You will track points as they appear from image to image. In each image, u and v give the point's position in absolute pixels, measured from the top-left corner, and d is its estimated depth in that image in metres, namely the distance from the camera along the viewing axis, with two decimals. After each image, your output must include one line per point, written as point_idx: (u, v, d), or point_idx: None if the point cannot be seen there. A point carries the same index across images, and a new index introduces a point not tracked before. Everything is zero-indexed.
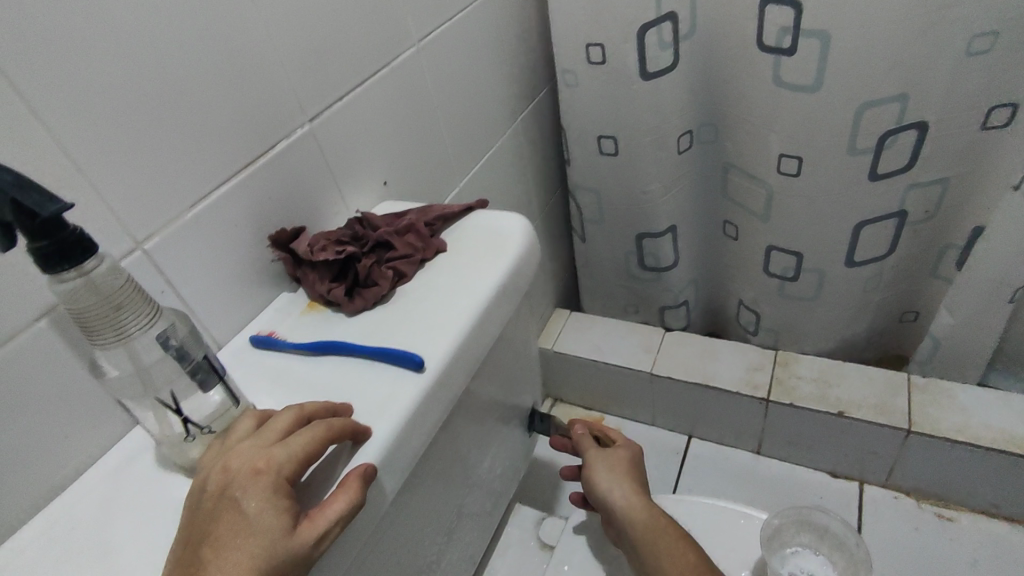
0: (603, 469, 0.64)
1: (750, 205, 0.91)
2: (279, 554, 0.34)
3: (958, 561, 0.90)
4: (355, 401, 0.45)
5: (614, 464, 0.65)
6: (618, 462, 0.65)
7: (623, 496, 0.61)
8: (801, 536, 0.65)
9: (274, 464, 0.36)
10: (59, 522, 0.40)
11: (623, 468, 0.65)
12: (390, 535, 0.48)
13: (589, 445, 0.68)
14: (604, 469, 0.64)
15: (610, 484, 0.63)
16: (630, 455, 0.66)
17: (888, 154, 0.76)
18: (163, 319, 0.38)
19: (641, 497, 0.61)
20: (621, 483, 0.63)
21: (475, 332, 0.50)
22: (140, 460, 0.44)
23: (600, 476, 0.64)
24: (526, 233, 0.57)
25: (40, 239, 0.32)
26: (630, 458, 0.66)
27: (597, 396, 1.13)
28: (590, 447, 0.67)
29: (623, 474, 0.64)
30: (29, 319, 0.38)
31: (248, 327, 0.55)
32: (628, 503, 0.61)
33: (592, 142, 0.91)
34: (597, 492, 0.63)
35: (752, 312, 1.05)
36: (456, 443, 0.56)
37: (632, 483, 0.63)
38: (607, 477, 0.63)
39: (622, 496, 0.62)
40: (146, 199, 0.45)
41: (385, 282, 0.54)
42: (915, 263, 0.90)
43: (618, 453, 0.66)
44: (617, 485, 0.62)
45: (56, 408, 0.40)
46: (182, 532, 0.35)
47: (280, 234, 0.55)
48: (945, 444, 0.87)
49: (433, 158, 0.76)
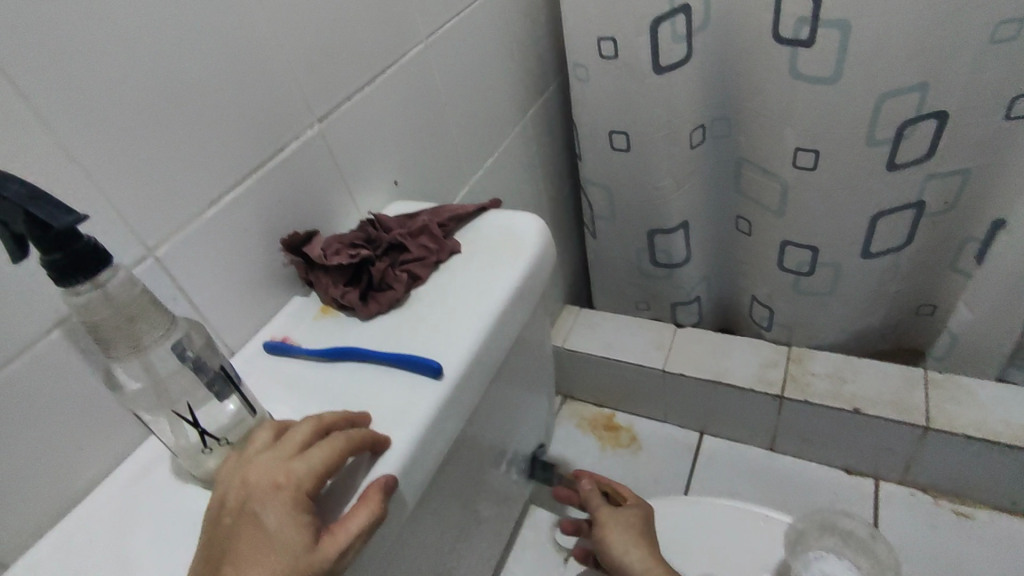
0: (616, 530, 0.61)
1: (764, 200, 0.90)
2: (301, 572, 0.33)
3: (976, 558, 0.89)
4: (373, 409, 0.44)
5: (626, 525, 0.61)
6: (632, 522, 0.61)
7: (639, 559, 0.57)
8: (825, 540, 0.64)
9: (293, 479, 0.35)
10: (76, 535, 0.40)
11: (636, 529, 0.61)
12: (408, 544, 0.48)
13: (598, 503, 0.64)
14: (616, 529, 0.60)
15: (624, 546, 0.59)
16: (643, 513, 0.63)
17: (908, 144, 0.74)
18: (178, 330, 0.38)
19: (659, 559, 0.57)
20: (636, 545, 0.59)
21: (492, 336, 0.49)
22: (156, 470, 0.43)
23: (613, 538, 0.60)
24: (541, 234, 0.56)
25: (54, 251, 0.31)
26: (643, 518, 0.62)
27: (608, 393, 1.13)
28: (600, 505, 0.64)
29: (637, 534, 0.60)
30: (42, 330, 0.37)
31: (261, 333, 0.54)
32: (645, 565, 0.57)
33: (603, 138, 0.89)
34: (611, 556, 0.59)
35: (765, 308, 1.04)
36: (472, 448, 0.55)
37: (648, 545, 0.59)
38: (620, 538, 0.60)
39: (638, 558, 0.58)
40: (157, 204, 0.44)
41: (400, 285, 0.53)
42: (932, 256, 0.89)
43: (629, 511, 0.63)
44: (632, 547, 0.58)
45: (70, 419, 0.40)
46: (203, 549, 0.34)
47: (293, 238, 0.54)
48: (963, 440, 0.85)
49: (443, 155, 0.75)
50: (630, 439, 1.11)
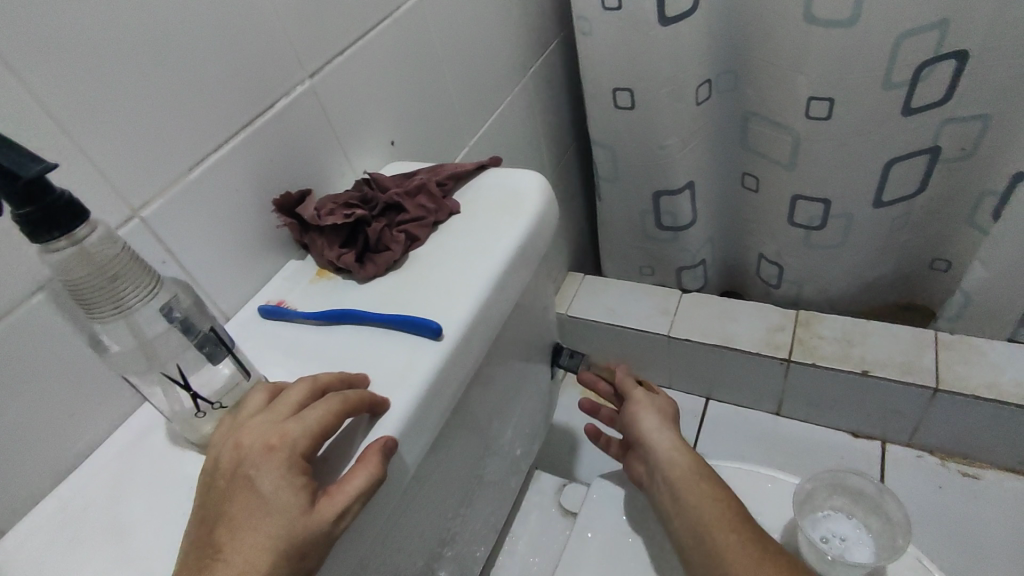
0: (650, 409, 0.63)
1: (775, 155, 0.87)
2: (299, 533, 0.32)
3: (983, 519, 0.89)
4: (371, 372, 0.42)
5: (659, 410, 0.63)
6: (663, 409, 0.64)
7: (664, 439, 0.60)
8: (834, 500, 0.63)
9: (288, 440, 0.34)
10: (69, 502, 0.39)
11: (667, 416, 0.64)
12: (411, 508, 0.47)
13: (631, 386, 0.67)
14: (649, 411, 0.63)
15: (655, 425, 0.62)
16: (672, 408, 0.65)
17: (926, 85, 0.72)
18: (165, 290, 0.36)
19: (682, 443, 0.60)
20: (663, 427, 0.62)
21: (493, 296, 0.47)
22: (151, 437, 0.42)
23: (645, 414, 0.63)
24: (543, 190, 0.54)
25: (25, 205, 0.29)
26: (671, 410, 0.65)
27: (613, 360, 1.11)
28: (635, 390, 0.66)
29: (665, 419, 0.63)
30: (25, 293, 0.36)
31: (255, 297, 0.53)
32: (671, 444, 0.60)
33: (607, 95, 0.86)
34: (639, 431, 0.62)
35: (774, 266, 1.02)
36: (476, 413, 0.54)
37: (674, 431, 0.62)
38: (651, 418, 0.62)
39: (665, 437, 0.60)
40: (140, 160, 0.42)
41: (397, 246, 0.51)
42: (948, 205, 0.87)
43: (660, 401, 0.65)
44: (660, 428, 0.61)
45: (59, 385, 0.39)
46: (198, 511, 0.34)
47: (285, 199, 0.52)
48: (974, 402, 0.84)
49: (441, 113, 0.72)
50: None
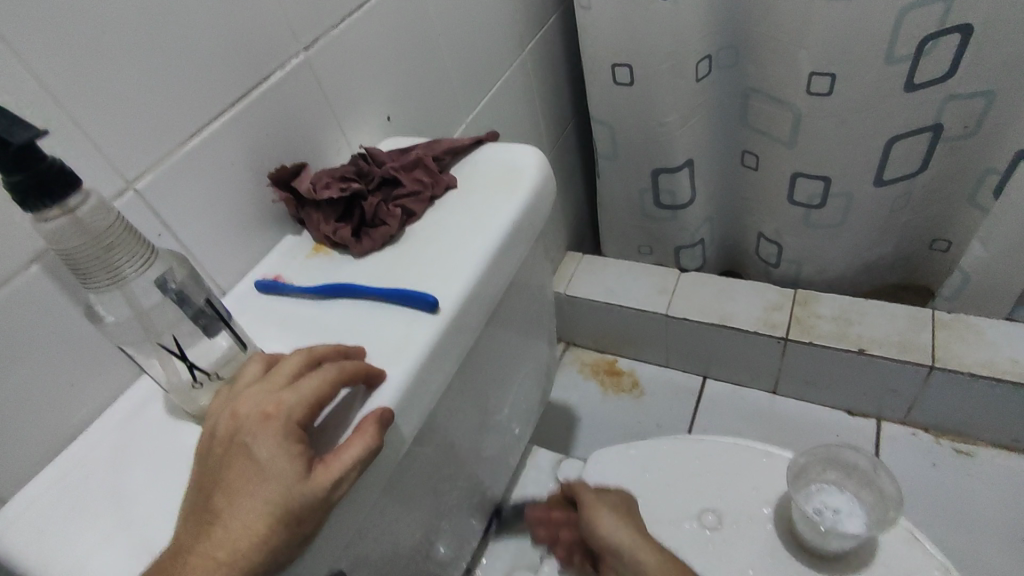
0: (607, 508, 0.57)
1: (775, 133, 0.87)
2: (295, 500, 0.32)
3: (975, 496, 0.90)
4: (369, 345, 0.43)
5: (612, 506, 0.58)
6: (617, 504, 0.59)
7: (634, 539, 0.55)
8: (828, 474, 0.64)
9: (283, 409, 0.34)
10: (69, 471, 0.39)
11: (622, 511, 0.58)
12: (408, 480, 0.47)
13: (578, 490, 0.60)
14: (602, 511, 0.57)
15: (617, 522, 0.56)
16: (625, 497, 0.61)
17: (928, 61, 0.71)
18: (159, 263, 0.36)
19: (649, 540, 0.55)
20: (621, 523, 0.56)
21: (489, 270, 0.47)
22: (150, 408, 0.42)
23: (604, 514, 0.57)
24: (540, 165, 0.53)
25: (15, 171, 0.28)
26: (623, 502, 0.60)
27: (611, 339, 1.12)
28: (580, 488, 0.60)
29: (626, 517, 0.57)
30: (20, 264, 0.36)
31: (252, 272, 0.52)
32: (643, 542, 0.55)
33: (607, 71, 0.85)
34: (598, 536, 0.56)
35: (773, 245, 1.02)
36: (473, 388, 0.54)
37: (638, 527, 0.57)
38: (607, 518, 0.57)
39: (633, 535, 0.55)
40: (134, 132, 0.42)
41: (394, 221, 0.51)
42: (949, 183, 0.86)
43: (613, 494, 0.60)
44: (625, 527, 0.56)
45: (57, 356, 0.39)
46: (195, 480, 0.34)
47: (280, 171, 0.51)
48: (969, 379, 0.84)
49: (439, 87, 0.72)
50: (632, 384, 1.12)
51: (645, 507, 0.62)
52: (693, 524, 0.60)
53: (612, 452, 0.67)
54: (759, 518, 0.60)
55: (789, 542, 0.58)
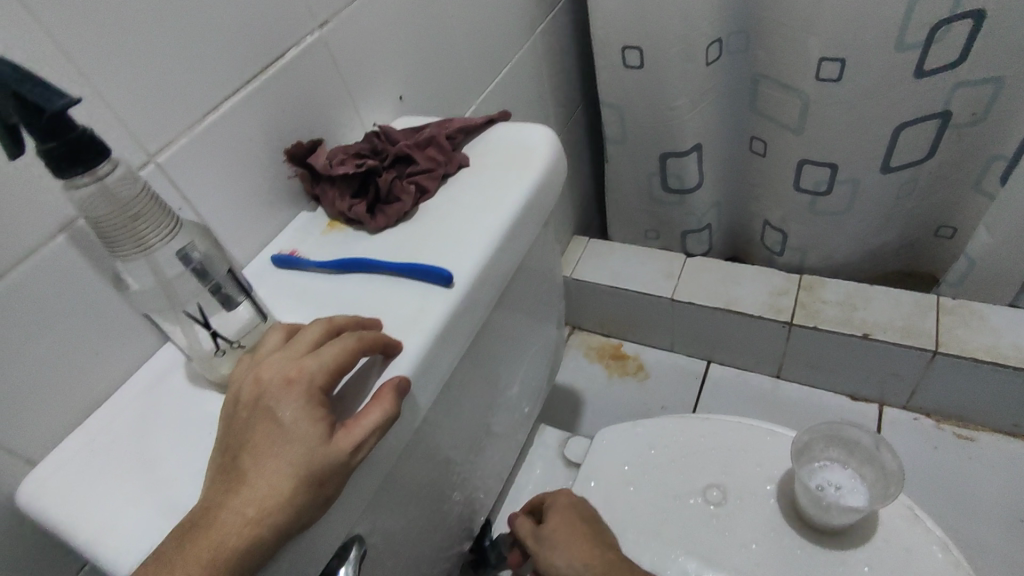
0: (552, 540, 0.56)
1: (784, 119, 0.87)
2: (318, 461, 0.33)
3: (974, 480, 0.92)
4: (385, 318, 0.44)
5: (557, 536, 0.57)
6: (561, 521, 0.57)
7: (579, 556, 0.54)
8: (830, 452, 0.65)
9: (306, 375, 0.35)
10: (97, 435, 0.41)
11: (566, 532, 0.57)
12: (422, 451, 0.48)
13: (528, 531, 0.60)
14: (549, 547, 0.56)
15: (559, 549, 0.55)
16: (572, 502, 0.60)
17: (939, 47, 0.71)
18: (183, 233, 0.37)
19: (595, 547, 0.55)
20: (567, 549, 0.55)
21: (502, 247, 0.48)
22: (173, 375, 0.44)
23: (550, 547, 0.56)
24: (552, 145, 0.54)
25: (48, 139, 0.29)
26: (569, 510, 0.59)
27: (616, 323, 1.13)
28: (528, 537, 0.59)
29: (569, 534, 0.56)
30: (48, 233, 0.37)
31: (268, 248, 0.53)
32: (587, 557, 0.54)
33: (617, 54, 0.85)
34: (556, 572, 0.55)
35: (779, 231, 1.02)
36: (485, 363, 0.55)
37: (583, 538, 0.56)
38: (556, 554, 0.55)
39: (580, 552, 0.55)
40: (155, 106, 0.42)
41: (408, 198, 0.52)
42: (956, 170, 0.86)
43: (556, 513, 0.59)
44: (570, 549, 0.55)
45: (83, 324, 0.40)
46: (221, 442, 0.35)
47: (296, 148, 0.52)
48: (972, 365, 0.85)
49: (449, 69, 0.72)
50: (637, 367, 1.13)
51: (650, 482, 0.63)
52: (698, 499, 0.61)
53: (618, 429, 0.68)
54: (762, 494, 0.61)
55: (791, 517, 0.59)
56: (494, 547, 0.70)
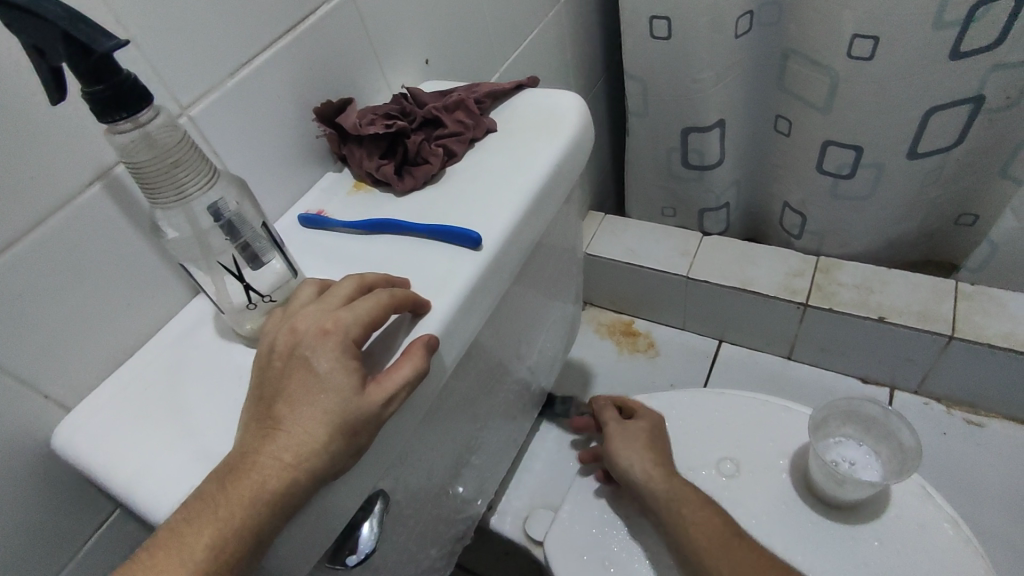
0: (632, 441, 0.62)
1: (810, 96, 0.85)
2: (351, 411, 0.34)
3: (981, 466, 0.92)
4: (414, 278, 0.44)
5: (642, 437, 0.62)
6: (644, 433, 0.63)
7: (647, 463, 0.60)
8: (846, 428, 0.66)
9: (341, 326, 0.36)
10: (128, 383, 0.41)
11: (647, 439, 0.62)
12: (443, 412, 0.49)
13: (613, 424, 0.66)
14: (626, 441, 0.62)
15: (635, 452, 0.61)
16: (660, 425, 0.64)
17: (978, 26, 0.70)
18: (220, 184, 0.37)
19: (664, 462, 0.60)
20: (644, 454, 0.60)
21: (530, 213, 0.48)
22: (202, 329, 0.44)
23: (626, 444, 0.62)
24: (581, 112, 0.53)
25: (93, 82, 0.29)
26: (656, 426, 0.64)
27: (629, 300, 1.13)
28: (612, 424, 0.65)
29: (647, 443, 0.62)
30: (83, 181, 0.38)
31: (295, 206, 0.54)
32: (656, 472, 0.59)
33: (644, 25, 0.84)
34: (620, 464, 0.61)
35: (798, 213, 1.01)
36: (506, 330, 0.55)
37: (657, 452, 0.61)
38: (631, 450, 0.61)
39: (649, 465, 0.59)
40: (188, 56, 0.42)
41: (436, 160, 0.52)
42: (984, 157, 0.85)
43: (643, 425, 0.64)
44: (643, 454, 0.60)
45: (115, 273, 0.41)
46: (257, 390, 0.36)
47: (326, 107, 0.52)
48: (987, 351, 0.85)
49: (474, 35, 0.71)
50: (647, 345, 1.13)
51: None
52: (710, 471, 0.62)
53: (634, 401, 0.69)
54: (774, 468, 0.62)
55: (801, 489, 0.60)
56: (506, 513, 0.71)
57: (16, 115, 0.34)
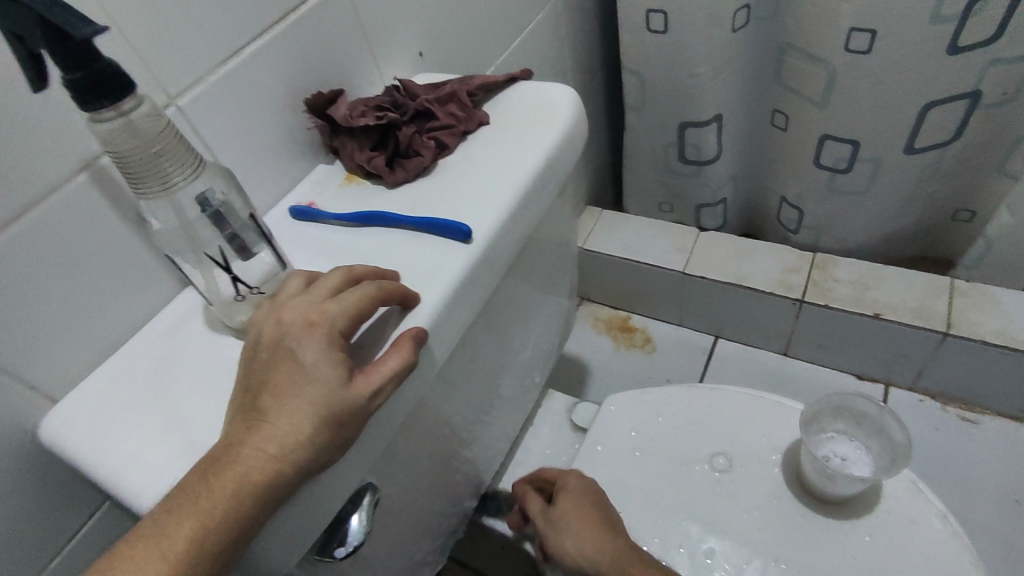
0: (562, 523, 0.56)
1: (807, 91, 0.85)
2: (337, 403, 0.34)
3: (975, 462, 0.92)
4: (404, 271, 0.44)
5: (570, 513, 0.57)
6: (571, 506, 0.57)
7: (587, 543, 0.54)
8: (838, 423, 0.66)
9: (327, 318, 0.35)
10: (116, 375, 0.41)
11: (578, 512, 0.57)
12: (434, 406, 0.49)
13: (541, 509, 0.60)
14: (558, 526, 0.56)
15: (571, 534, 0.55)
16: (582, 485, 0.59)
17: (975, 20, 0.69)
18: (206, 174, 0.37)
19: (604, 534, 0.54)
20: (580, 535, 0.55)
21: (522, 206, 0.47)
22: (191, 321, 0.44)
23: (560, 531, 0.56)
24: (574, 105, 0.53)
25: (73, 69, 0.29)
26: (581, 493, 0.58)
27: (626, 295, 1.12)
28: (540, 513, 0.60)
29: (579, 517, 0.56)
30: (69, 172, 0.37)
31: (286, 199, 0.53)
32: (599, 552, 0.53)
33: (640, 18, 0.83)
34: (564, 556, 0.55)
35: (795, 208, 1.01)
36: (499, 324, 0.55)
37: (592, 522, 0.56)
38: (566, 536, 0.56)
39: (590, 543, 0.54)
40: (175, 45, 0.41)
41: (428, 153, 0.51)
42: (981, 152, 0.84)
43: (566, 497, 0.58)
44: (578, 534, 0.55)
45: (102, 265, 0.40)
46: (243, 382, 0.35)
47: (317, 98, 0.51)
48: (982, 348, 0.85)
49: (469, 27, 0.70)
50: (643, 341, 1.13)
51: (655, 449, 0.64)
52: (704, 466, 0.62)
53: (628, 396, 0.69)
54: (767, 464, 0.62)
55: (792, 484, 0.60)
56: (499, 508, 0.71)
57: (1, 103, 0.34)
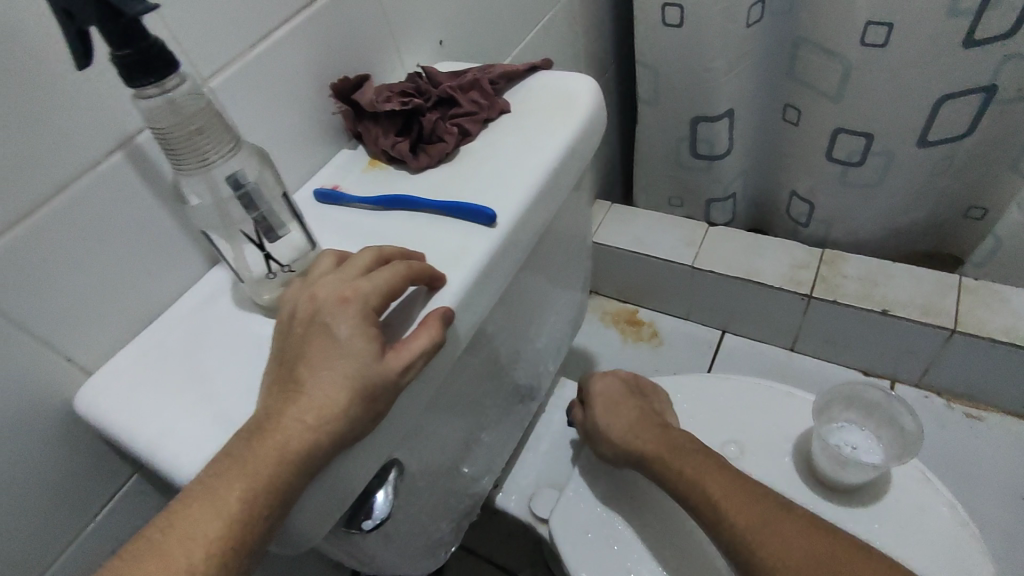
0: (601, 416, 0.63)
1: (821, 85, 0.85)
2: (371, 375, 0.35)
3: (979, 458, 0.93)
4: (429, 254, 0.44)
5: (607, 407, 0.64)
6: (607, 401, 0.64)
7: (622, 426, 0.61)
8: (848, 413, 0.66)
9: (360, 294, 0.36)
10: (147, 350, 0.42)
11: (615, 404, 0.63)
12: (454, 388, 0.50)
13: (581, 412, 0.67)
14: (597, 418, 0.63)
15: (608, 424, 0.62)
16: (613, 386, 0.66)
17: (992, 15, 0.70)
18: (241, 153, 0.38)
19: (637, 419, 0.61)
20: (615, 422, 0.62)
21: (544, 192, 0.48)
22: (219, 299, 0.45)
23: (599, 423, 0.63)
24: (595, 94, 0.54)
25: (122, 46, 0.30)
26: (613, 390, 0.65)
27: (634, 289, 1.13)
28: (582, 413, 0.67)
29: (615, 406, 0.63)
30: (106, 150, 0.38)
31: (310, 182, 0.54)
32: (631, 437, 0.60)
33: (657, 11, 0.84)
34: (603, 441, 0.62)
35: (805, 202, 1.01)
36: (516, 309, 0.56)
37: (626, 409, 0.62)
38: (604, 422, 0.62)
39: (625, 429, 0.60)
40: (209, 27, 0.42)
41: (450, 138, 0.52)
42: (994, 148, 0.85)
43: (600, 397, 0.65)
44: (615, 420, 0.62)
45: (135, 242, 0.41)
46: (277, 356, 0.36)
47: (343, 83, 0.52)
48: (989, 345, 0.86)
49: (488, 17, 0.71)
50: (651, 334, 1.14)
51: None
52: None
53: None
54: (777, 453, 0.62)
55: (804, 473, 0.61)
56: (511, 493, 0.72)
57: (46, 80, 0.34)
